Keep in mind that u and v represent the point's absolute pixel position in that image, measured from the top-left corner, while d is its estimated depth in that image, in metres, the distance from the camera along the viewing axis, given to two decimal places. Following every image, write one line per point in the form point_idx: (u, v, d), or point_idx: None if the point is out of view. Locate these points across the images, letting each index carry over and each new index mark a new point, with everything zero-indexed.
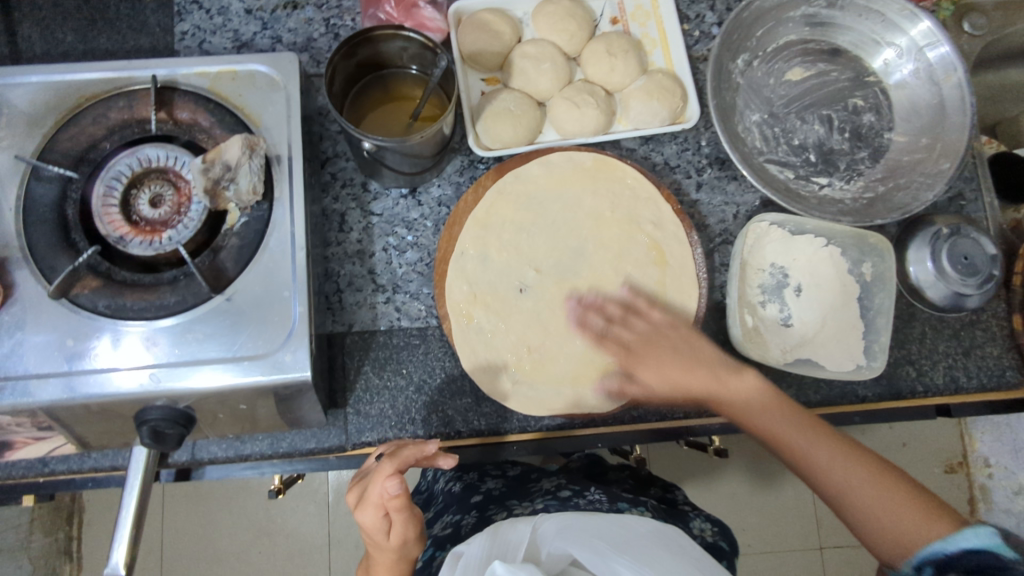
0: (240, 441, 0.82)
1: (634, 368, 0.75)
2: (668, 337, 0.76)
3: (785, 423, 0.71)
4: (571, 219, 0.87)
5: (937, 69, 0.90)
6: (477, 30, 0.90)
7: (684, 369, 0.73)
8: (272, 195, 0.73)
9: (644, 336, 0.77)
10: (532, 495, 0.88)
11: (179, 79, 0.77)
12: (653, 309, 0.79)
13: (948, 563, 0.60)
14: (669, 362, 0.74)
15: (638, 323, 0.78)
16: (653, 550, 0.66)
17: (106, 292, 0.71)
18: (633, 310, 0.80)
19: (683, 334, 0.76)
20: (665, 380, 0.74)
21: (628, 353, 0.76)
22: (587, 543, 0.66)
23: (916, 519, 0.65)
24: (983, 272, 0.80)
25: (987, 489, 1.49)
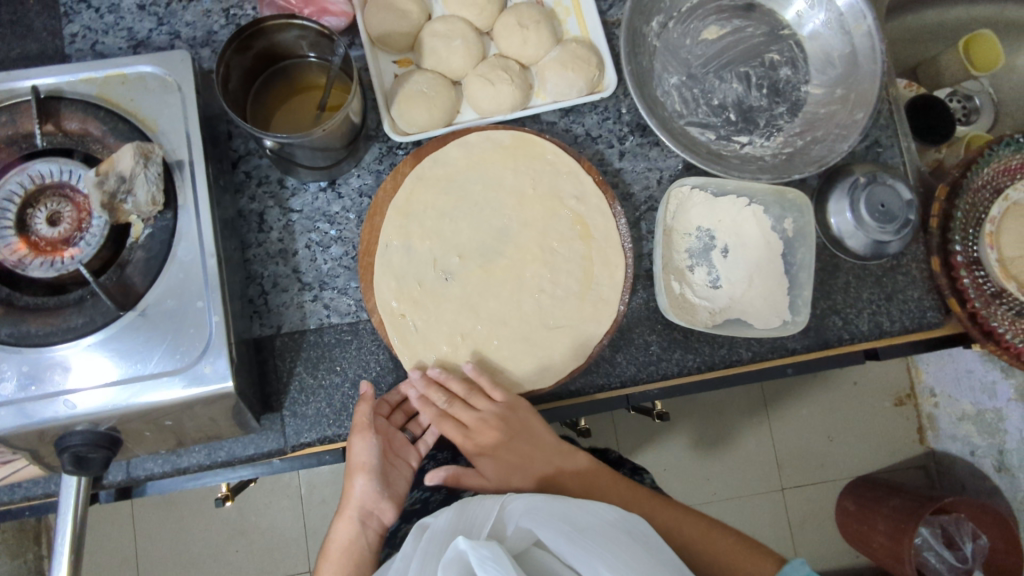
0: (176, 454, 0.80)
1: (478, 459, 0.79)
2: (484, 422, 0.77)
3: (632, 498, 0.77)
4: (497, 201, 0.86)
5: (847, 17, 0.89)
6: (383, 10, 0.87)
7: (522, 458, 0.78)
8: (176, 204, 0.71)
9: (483, 419, 0.77)
10: None
11: (65, 87, 0.73)
12: (494, 394, 0.78)
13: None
14: (533, 455, 0.78)
15: (478, 405, 0.78)
16: (619, 536, 0.65)
17: (9, 320, 0.68)
18: (474, 390, 0.78)
19: (517, 416, 0.78)
20: (498, 467, 0.78)
21: (470, 439, 0.78)
22: (554, 524, 0.65)
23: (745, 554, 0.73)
24: (899, 217, 0.80)
25: (933, 417, 1.55)
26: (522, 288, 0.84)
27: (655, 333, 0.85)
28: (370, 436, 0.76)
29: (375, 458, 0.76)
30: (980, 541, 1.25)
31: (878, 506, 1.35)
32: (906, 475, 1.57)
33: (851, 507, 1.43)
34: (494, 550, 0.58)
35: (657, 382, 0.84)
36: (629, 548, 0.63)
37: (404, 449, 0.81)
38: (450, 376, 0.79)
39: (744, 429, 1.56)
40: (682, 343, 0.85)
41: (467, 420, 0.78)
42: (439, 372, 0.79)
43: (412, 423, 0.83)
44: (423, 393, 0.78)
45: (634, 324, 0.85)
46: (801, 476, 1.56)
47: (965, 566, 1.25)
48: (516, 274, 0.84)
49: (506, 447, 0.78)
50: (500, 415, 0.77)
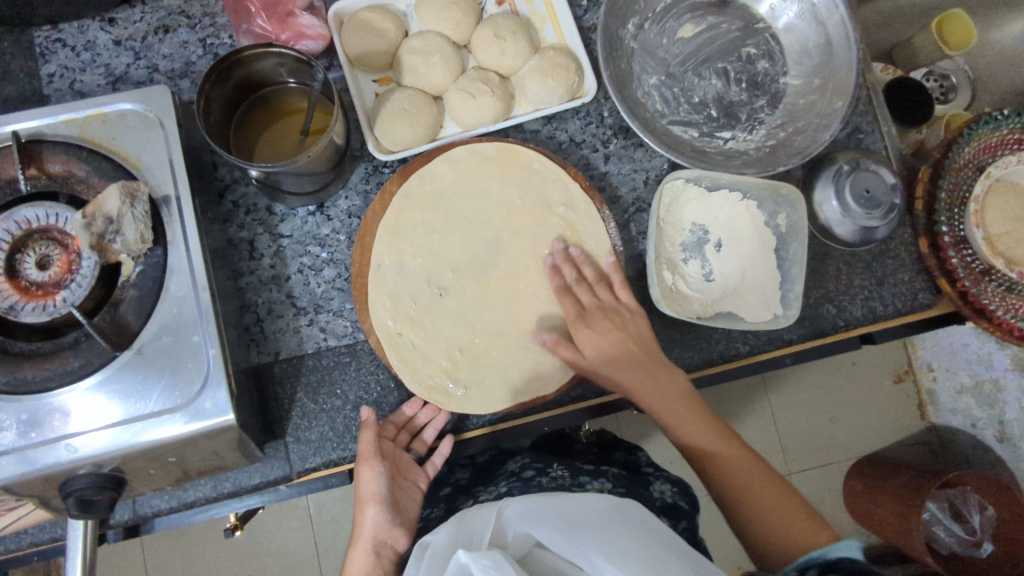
0: (182, 489, 0.80)
1: (579, 329, 0.79)
2: (622, 319, 0.79)
3: (692, 419, 0.77)
4: (486, 214, 0.86)
5: (819, 8, 0.90)
6: (360, 31, 0.88)
7: (623, 351, 0.78)
8: (165, 239, 0.71)
9: (607, 309, 0.80)
10: (497, 478, 0.87)
11: (46, 130, 0.73)
12: (623, 292, 0.81)
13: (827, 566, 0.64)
14: (669, 397, 0.77)
15: (603, 294, 0.81)
16: (619, 526, 0.64)
17: (5, 368, 0.67)
18: (604, 281, 0.82)
19: (641, 329, 0.79)
20: (605, 350, 0.78)
21: (580, 317, 0.80)
22: (549, 522, 0.64)
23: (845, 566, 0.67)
24: (884, 203, 0.81)
25: (933, 392, 1.56)
26: (515, 298, 0.84)
27: (651, 334, 0.86)
28: (377, 466, 0.76)
29: (383, 488, 0.77)
30: (987, 512, 1.26)
31: (884, 487, 1.35)
32: (911, 452, 1.56)
33: (859, 487, 1.44)
34: (495, 559, 0.57)
35: None
36: (630, 536, 0.62)
37: (411, 470, 0.82)
38: (588, 261, 0.83)
39: (747, 417, 1.57)
40: (679, 342, 0.85)
41: (586, 308, 0.80)
42: (579, 253, 0.83)
43: (418, 441, 0.82)
44: (586, 268, 0.82)
45: None
46: (807, 460, 1.56)
47: (975, 538, 1.26)
48: (510, 285, 0.84)
49: (619, 335, 0.78)
50: (614, 309, 0.80)
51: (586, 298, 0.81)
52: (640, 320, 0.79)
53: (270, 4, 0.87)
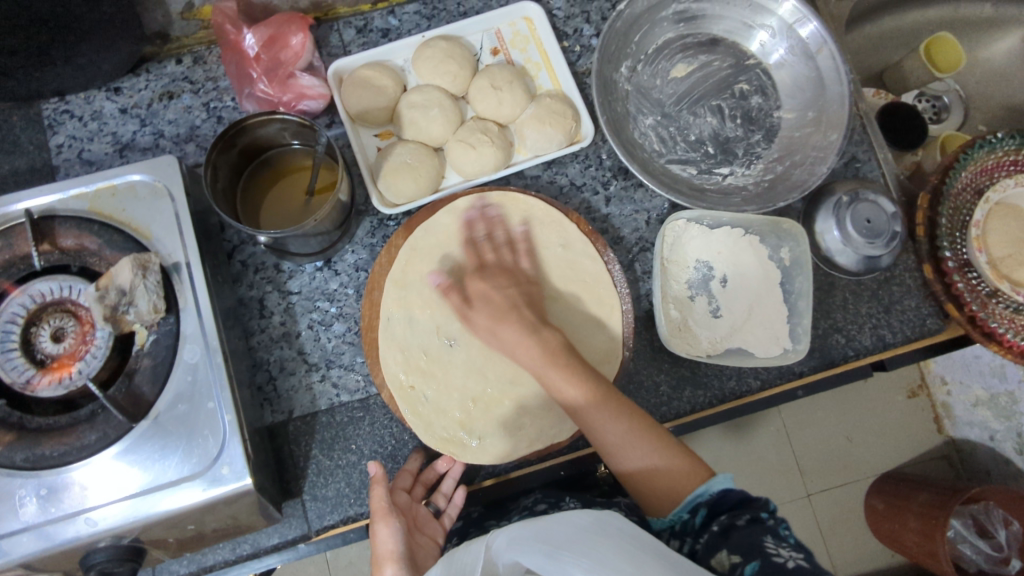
0: (201, 553, 0.79)
1: (472, 281, 0.78)
2: (518, 280, 0.80)
3: (543, 357, 0.73)
4: (448, 253, 0.86)
5: (810, 44, 0.92)
6: (359, 88, 0.89)
7: (505, 288, 0.78)
8: (177, 307, 0.72)
9: (504, 268, 0.81)
10: (511, 512, 0.83)
11: (57, 206, 0.75)
12: (523, 258, 0.83)
13: (717, 507, 0.68)
14: (512, 318, 0.75)
15: (497, 258, 0.82)
16: (598, 539, 0.61)
17: (23, 444, 0.67)
18: (513, 244, 0.84)
19: (528, 284, 0.81)
20: (488, 310, 0.76)
21: (479, 266, 0.80)
22: (533, 548, 0.60)
23: (680, 476, 0.71)
24: (886, 231, 0.81)
25: (948, 406, 1.54)
26: None
27: (662, 373, 0.86)
28: (393, 521, 0.74)
29: (401, 544, 0.73)
30: (1013, 527, 1.21)
31: (906, 506, 1.32)
32: (930, 468, 1.54)
33: (880, 506, 1.42)
34: None
35: (670, 422, 0.84)
36: (615, 549, 0.59)
37: (428, 524, 0.80)
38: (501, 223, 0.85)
39: (761, 440, 1.55)
40: (691, 380, 0.86)
41: (487, 263, 0.81)
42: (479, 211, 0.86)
43: (437, 494, 0.82)
44: (499, 229, 0.84)
45: (641, 367, 0.86)
46: (825, 481, 1.54)
47: (1002, 554, 1.20)
48: None
49: (517, 302, 0.77)
50: (513, 271, 0.81)
51: (490, 254, 0.81)
52: (533, 286, 0.81)
53: (272, 69, 0.89)
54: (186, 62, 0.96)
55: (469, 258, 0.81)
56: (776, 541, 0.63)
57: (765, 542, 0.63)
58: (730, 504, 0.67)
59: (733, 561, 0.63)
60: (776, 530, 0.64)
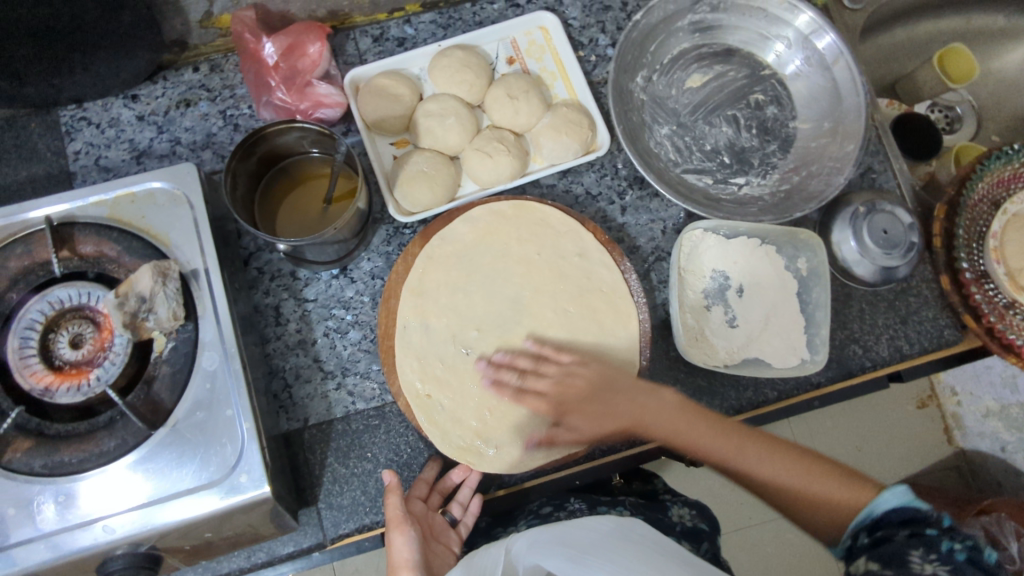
0: (216, 561, 0.79)
1: (562, 419, 0.78)
2: (585, 376, 0.78)
3: (681, 422, 0.75)
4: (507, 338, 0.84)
5: (825, 55, 0.92)
6: (377, 97, 0.90)
7: (592, 393, 0.77)
8: (195, 313, 0.72)
9: (563, 382, 0.78)
10: (518, 518, 0.87)
11: (77, 213, 0.75)
12: (561, 355, 0.81)
13: (876, 525, 0.69)
14: (610, 422, 0.76)
15: (551, 369, 0.80)
16: (619, 544, 0.62)
17: (41, 451, 0.67)
18: (540, 359, 0.81)
19: (596, 371, 0.79)
20: (588, 419, 0.76)
21: (552, 404, 0.78)
22: (556, 551, 0.61)
23: (857, 492, 0.72)
24: (903, 242, 0.81)
25: (959, 416, 1.53)
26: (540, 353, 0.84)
27: (678, 383, 0.85)
28: (408, 529, 0.73)
29: (416, 552, 0.72)
30: None
31: None
32: (942, 478, 1.52)
33: None
34: None
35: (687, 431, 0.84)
36: (636, 551, 0.61)
37: (444, 533, 0.81)
38: (514, 356, 0.82)
39: None
40: (707, 390, 0.85)
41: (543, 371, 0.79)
42: (502, 356, 0.82)
43: (452, 503, 0.82)
44: (517, 359, 0.81)
45: (657, 376, 0.86)
46: None
47: None
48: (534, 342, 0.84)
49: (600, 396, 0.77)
50: (579, 372, 0.79)
51: (532, 374, 0.80)
52: (598, 365, 0.80)
53: (290, 77, 0.90)
54: (202, 70, 0.96)
55: (530, 388, 0.79)
56: (924, 555, 0.65)
57: (912, 556, 0.65)
58: (892, 521, 0.68)
59: (870, 567, 0.67)
60: (935, 544, 0.65)
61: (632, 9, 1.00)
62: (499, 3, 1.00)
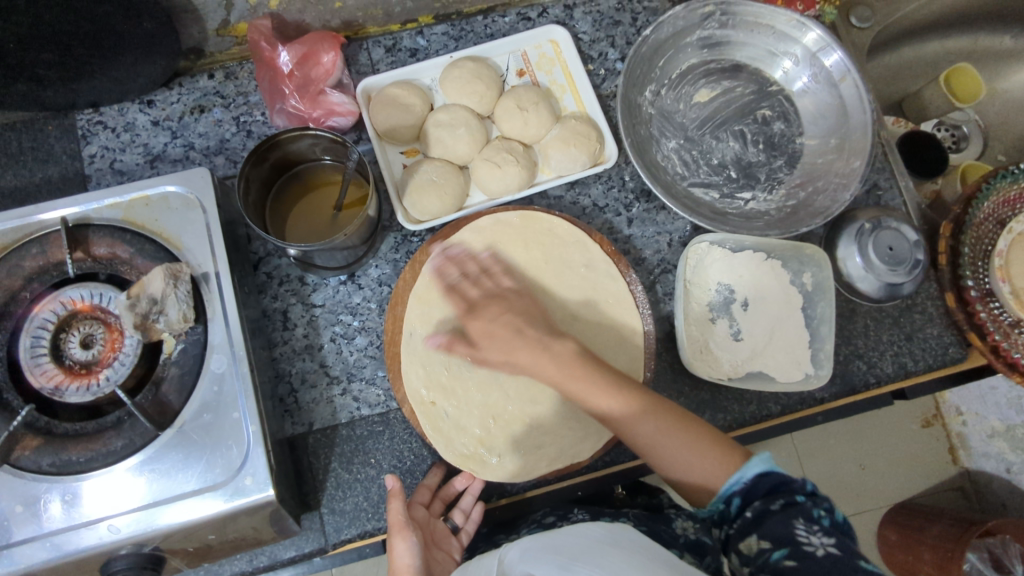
0: (218, 564, 0.79)
1: (470, 321, 0.77)
2: (510, 302, 0.79)
3: (556, 370, 0.73)
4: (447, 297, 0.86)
5: (833, 72, 0.93)
6: (388, 106, 0.91)
7: (504, 311, 0.77)
8: (205, 316, 0.73)
9: (494, 295, 0.79)
10: (518, 527, 0.84)
11: (92, 215, 0.76)
12: (504, 278, 0.82)
13: (750, 494, 0.67)
14: (517, 345, 0.74)
15: (488, 283, 0.81)
16: (606, 548, 0.60)
17: (50, 449, 0.68)
18: (485, 271, 0.82)
19: (523, 303, 0.79)
20: (495, 344, 0.75)
21: (468, 306, 0.78)
22: (545, 558, 0.58)
23: (718, 466, 0.69)
24: (909, 259, 0.82)
25: (964, 437, 1.52)
26: None
27: (683, 396, 0.86)
28: (410, 535, 0.73)
29: (417, 558, 0.72)
30: None
31: (920, 538, 1.29)
32: (946, 499, 1.51)
33: (893, 537, 1.40)
34: None
35: None
36: (629, 560, 0.58)
37: (445, 540, 0.80)
38: (469, 256, 0.84)
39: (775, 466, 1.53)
40: (711, 404, 0.85)
41: (469, 300, 0.79)
42: (458, 252, 0.84)
43: (454, 510, 0.81)
44: (469, 262, 0.83)
45: (662, 389, 0.86)
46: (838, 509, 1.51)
47: None
48: None
49: (511, 314, 0.76)
50: (501, 294, 0.79)
51: (473, 289, 0.80)
52: (525, 300, 0.80)
53: (304, 86, 0.91)
54: (217, 77, 0.98)
55: (455, 300, 0.79)
56: (808, 525, 0.62)
57: (796, 530, 0.62)
58: (760, 491, 0.67)
59: (763, 547, 0.63)
60: (809, 512, 0.64)
61: (641, 24, 1.01)
62: (510, 16, 1.01)
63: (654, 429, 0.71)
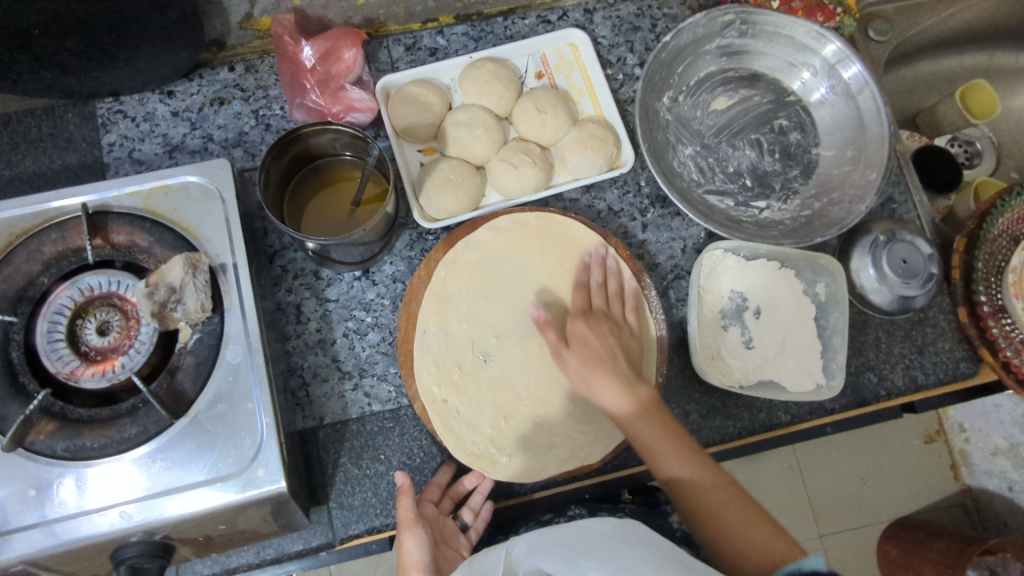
0: (225, 555, 0.80)
1: (576, 325, 0.80)
2: (620, 332, 0.81)
3: (626, 401, 0.75)
4: (550, 293, 0.87)
5: (851, 84, 0.94)
6: (407, 104, 0.91)
7: (602, 344, 0.79)
8: (222, 307, 0.73)
9: (610, 319, 0.82)
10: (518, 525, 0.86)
11: (111, 202, 0.76)
12: (631, 313, 0.83)
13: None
14: (603, 363, 0.77)
15: (601, 307, 0.83)
16: (615, 543, 0.60)
17: (64, 434, 0.68)
18: (616, 294, 0.85)
19: (629, 336, 0.82)
20: (584, 369, 0.77)
21: (583, 315, 0.82)
22: (552, 552, 0.59)
23: (717, 490, 0.72)
24: (922, 272, 0.82)
25: (966, 453, 1.51)
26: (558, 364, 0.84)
27: (693, 402, 0.86)
28: (419, 532, 0.73)
29: (427, 555, 0.73)
30: None
31: (920, 553, 1.29)
32: (947, 515, 1.50)
33: (893, 553, 1.38)
34: None
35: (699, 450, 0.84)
36: (634, 556, 0.57)
37: (454, 538, 0.80)
38: (599, 265, 0.86)
39: (777, 476, 1.53)
40: (721, 411, 0.86)
41: (592, 309, 0.82)
42: (593, 257, 0.86)
43: (464, 508, 0.82)
44: (613, 280, 0.85)
45: (672, 395, 0.86)
46: (839, 522, 1.50)
47: None
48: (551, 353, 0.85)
49: (613, 344, 0.79)
50: (617, 322, 0.82)
51: (599, 301, 0.83)
52: (634, 338, 0.82)
53: (325, 80, 0.92)
54: (238, 70, 0.98)
55: (578, 301, 0.83)
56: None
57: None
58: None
59: None
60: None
61: (660, 30, 1.01)
62: (531, 18, 1.01)
63: (706, 484, 0.72)
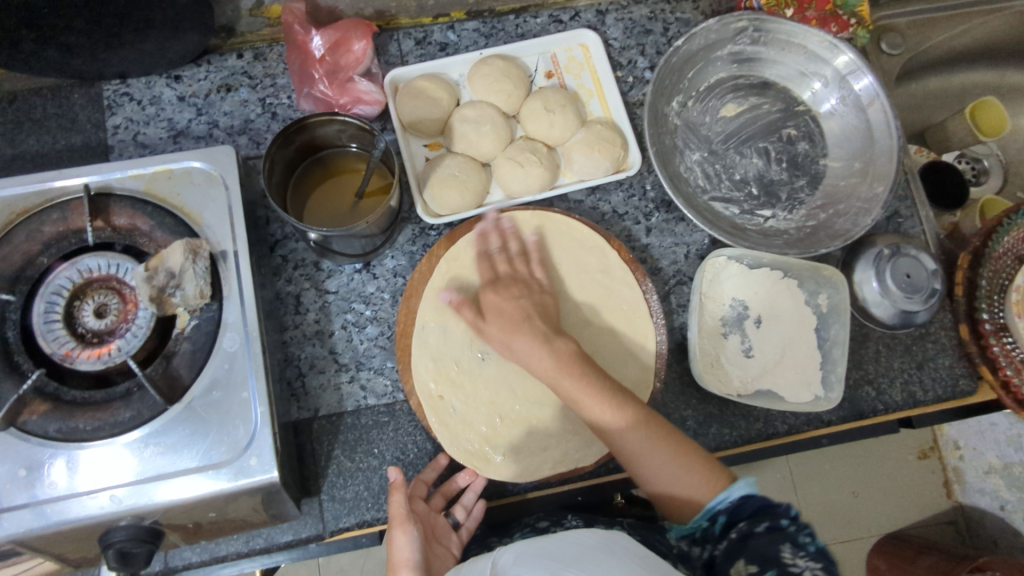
0: (214, 543, 0.79)
1: (486, 295, 0.79)
2: (530, 289, 0.81)
3: (544, 362, 0.73)
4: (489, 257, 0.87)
5: (862, 96, 0.93)
6: (414, 98, 0.91)
7: (514, 302, 0.78)
8: (221, 294, 0.73)
9: (518, 279, 0.81)
10: (511, 529, 0.84)
11: (114, 184, 0.76)
12: (538, 268, 0.83)
13: (735, 514, 0.67)
14: (521, 328, 0.75)
15: (512, 270, 0.82)
16: (603, 559, 0.58)
17: (57, 416, 0.68)
18: (524, 253, 0.84)
19: (544, 298, 0.80)
20: (497, 326, 0.76)
21: (491, 279, 0.81)
22: (539, 565, 0.57)
23: (703, 483, 0.70)
24: (926, 288, 0.82)
25: (960, 471, 1.51)
26: None
27: (690, 408, 0.85)
28: (410, 528, 0.73)
29: (417, 552, 0.72)
30: None
31: (909, 569, 1.29)
32: (937, 532, 1.50)
33: (882, 567, 1.38)
34: None
35: None
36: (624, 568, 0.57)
37: (446, 536, 0.80)
38: (513, 234, 0.86)
39: (770, 485, 1.52)
40: (718, 418, 0.85)
41: (499, 275, 0.82)
42: (500, 220, 0.86)
43: (457, 506, 0.82)
44: (512, 242, 0.85)
45: (670, 400, 0.86)
46: (830, 534, 1.49)
47: None
48: None
49: (525, 305, 0.78)
50: (525, 281, 0.82)
51: (503, 267, 0.82)
52: (547, 295, 0.81)
53: (333, 71, 0.91)
54: (246, 57, 0.98)
55: (482, 272, 0.82)
56: (794, 549, 0.62)
57: (781, 552, 0.62)
58: (746, 512, 0.67)
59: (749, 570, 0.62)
60: (794, 537, 0.63)
61: (673, 34, 1.01)
62: (542, 17, 1.01)
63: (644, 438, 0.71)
